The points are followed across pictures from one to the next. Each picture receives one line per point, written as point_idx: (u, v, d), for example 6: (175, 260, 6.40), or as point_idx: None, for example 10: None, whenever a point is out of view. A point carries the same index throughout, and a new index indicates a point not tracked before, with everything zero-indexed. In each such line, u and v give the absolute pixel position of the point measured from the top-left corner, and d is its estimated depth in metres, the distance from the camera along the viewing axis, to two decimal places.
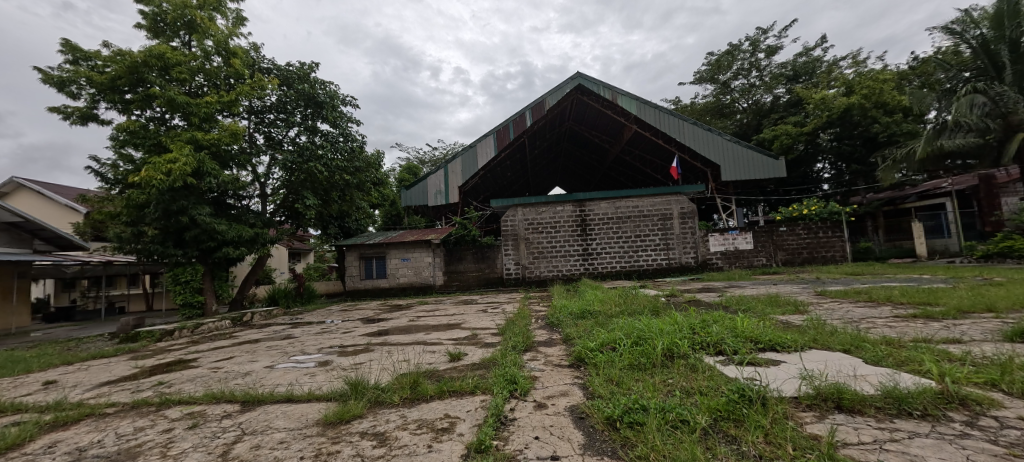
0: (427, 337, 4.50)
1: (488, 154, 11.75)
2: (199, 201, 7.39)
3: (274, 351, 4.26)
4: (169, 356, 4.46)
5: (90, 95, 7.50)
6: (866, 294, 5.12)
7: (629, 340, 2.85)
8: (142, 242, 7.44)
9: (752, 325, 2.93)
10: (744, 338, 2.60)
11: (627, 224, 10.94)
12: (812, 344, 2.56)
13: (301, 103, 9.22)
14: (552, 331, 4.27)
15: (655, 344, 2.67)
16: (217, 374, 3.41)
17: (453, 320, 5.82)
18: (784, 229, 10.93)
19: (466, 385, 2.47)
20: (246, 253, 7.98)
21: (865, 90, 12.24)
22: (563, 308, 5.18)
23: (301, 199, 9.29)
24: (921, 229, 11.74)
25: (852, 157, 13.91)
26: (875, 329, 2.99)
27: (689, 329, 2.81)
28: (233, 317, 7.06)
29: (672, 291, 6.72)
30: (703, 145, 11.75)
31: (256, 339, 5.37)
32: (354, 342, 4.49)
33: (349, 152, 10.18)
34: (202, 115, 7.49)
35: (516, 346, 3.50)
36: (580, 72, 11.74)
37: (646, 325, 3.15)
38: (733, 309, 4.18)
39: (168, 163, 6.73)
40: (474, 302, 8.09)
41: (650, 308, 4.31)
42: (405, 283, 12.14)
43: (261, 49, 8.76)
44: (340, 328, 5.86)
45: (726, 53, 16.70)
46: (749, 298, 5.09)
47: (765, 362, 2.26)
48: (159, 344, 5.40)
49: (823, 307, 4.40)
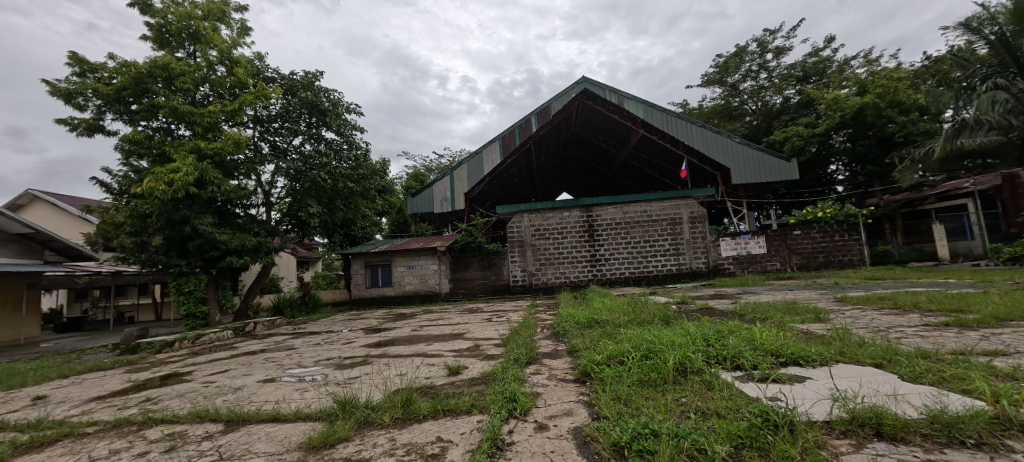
0: (428, 348, 4.34)
1: (493, 160, 11.62)
2: (202, 210, 7.35)
3: (269, 364, 4.12)
4: (166, 369, 4.36)
5: (96, 107, 7.52)
6: (890, 300, 4.86)
7: (639, 353, 2.65)
8: (147, 252, 7.41)
9: (771, 335, 2.72)
10: (763, 351, 2.40)
11: (635, 229, 10.71)
12: (838, 358, 2.35)
13: (304, 111, 9.18)
14: (558, 342, 4.09)
15: (666, 357, 2.47)
16: (208, 388, 3.28)
17: (456, 330, 5.65)
18: (798, 233, 10.62)
19: (462, 403, 2.30)
20: (249, 262, 7.90)
21: (879, 89, 11.91)
22: (570, 318, 4.99)
23: (305, 208, 9.24)
24: (942, 231, 11.34)
25: (867, 158, 13.55)
26: (907, 341, 2.77)
27: (703, 341, 2.61)
28: (235, 328, 6.97)
29: (683, 298, 6.49)
30: (713, 148, 11.50)
31: (256, 350, 5.25)
32: (353, 353, 4.34)
33: (353, 160, 10.12)
34: (205, 124, 7.47)
35: (519, 359, 3.31)
36: (585, 77, 11.59)
37: (656, 336, 2.96)
38: (749, 317, 3.96)
39: (171, 173, 6.70)
40: (479, 310, 7.92)
41: (661, 317, 4.11)
42: (411, 291, 12.03)
43: (266, 59, 8.75)
44: (341, 339, 5.73)
45: (734, 55, 16.47)
46: (765, 306, 4.86)
47: (789, 379, 2.06)
48: (158, 356, 5.30)
49: (846, 315, 4.14)
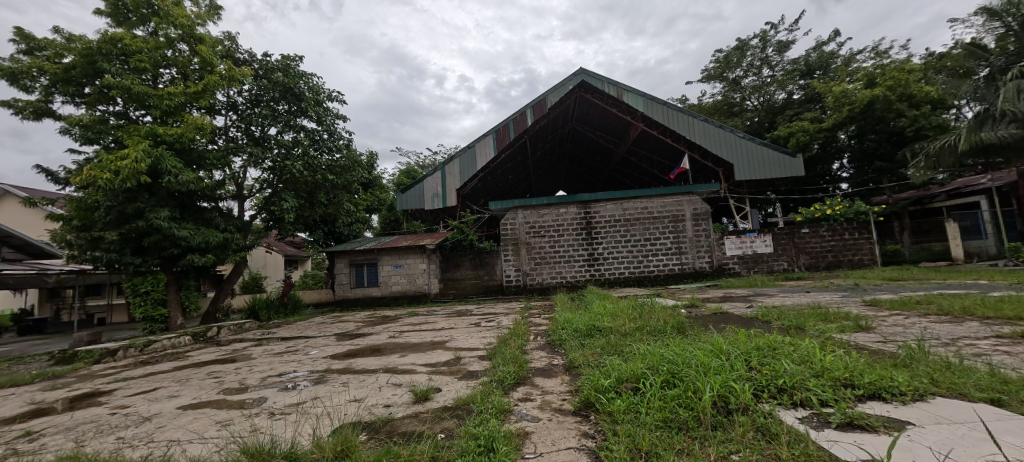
0: (400, 361, 3.66)
1: (487, 155, 10.98)
2: (160, 203, 6.66)
3: (209, 381, 3.46)
4: (86, 386, 3.69)
5: (44, 88, 6.79)
6: (931, 305, 4.24)
7: (659, 378, 2.01)
8: (98, 249, 6.68)
9: (831, 354, 2.09)
10: (829, 378, 1.77)
11: (635, 226, 10.11)
12: (933, 388, 1.73)
13: (276, 96, 8.42)
14: (553, 354, 3.47)
15: (699, 388, 1.84)
16: (113, 418, 2.63)
17: (439, 337, 5.01)
18: (807, 231, 10.03)
19: (418, 454, 1.65)
20: (214, 261, 7.20)
21: (889, 81, 11.31)
22: (567, 324, 4.34)
23: (280, 202, 8.53)
24: (955, 230, 10.80)
25: (876, 154, 12.98)
26: (1004, 363, 2.12)
27: (744, 362, 1.97)
28: (194, 332, 6.27)
29: (692, 301, 5.87)
30: (715, 142, 10.93)
31: (208, 361, 4.58)
32: (313, 367, 3.70)
33: (333, 151, 9.38)
34: (164, 107, 6.75)
35: (504, 381, 2.66)
36: (583, 67, 10.96)
37: (678, 352, 2.30)
38: (781, 326, 3.32)
39: (119, 160, 6.03)
40: (469, 314, 7.26)
41: (675, 326, 3.45)
42: (398, 291, 11.34)
43: (237, 39, 8.05)
44: (309, 347, 5.04)
45: (736, 49, 15.89)
46: (790, 310, 4.24)
47: (885, 426, 1.44)
48: (93, 368, 4.62)
49: (891, 324, 3.50)
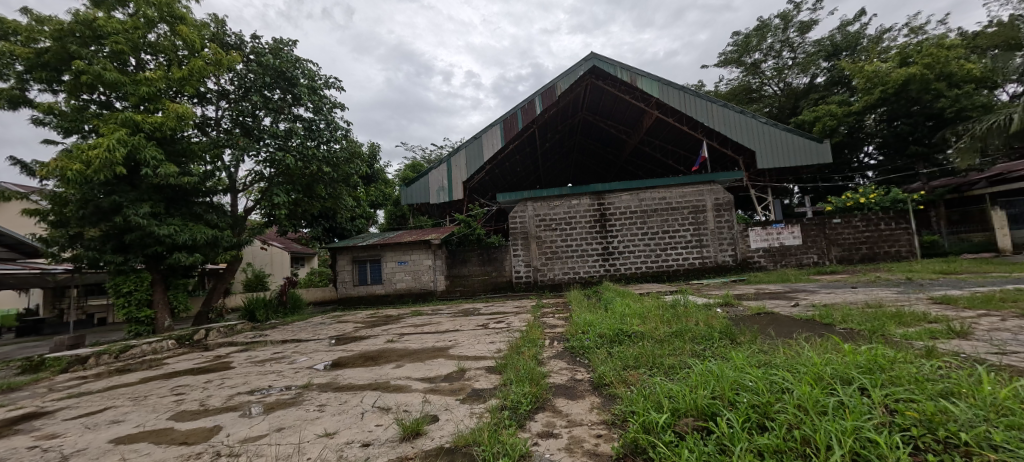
0: (394, 374, 3.10)
1: (494, 145, 10.36)
2: (140, 198, 6.18)
3: (168, 400, 2.93)
4: (30, 405, 3.17)
5: (17, 74, 6.29)
6: (1022, 304, 3.54)
7: (741, 418, 1.44)
8: (78, 246, 6.22)
9: (982, 377, 1.48)
10: (1014, 427, 1.18)
11: (652, 218, 9.44)
12: None
13: (266, 83, 7.90)
14: (574, 365, 2.88)
15: (810, 438, 1.28)
16: (26, 456, 2.09)
17: (443, 341, 4.45)
18: (838, 221, 9.29)
19: None
20: (202, 259, 6.73)
21: (926, 59, 10.47)
22: (588, 328, 3.73)
23: (273, 196, 7.98)
24: (1000, 219, 10.00)
25: (909, 138, 12.11)
26: None
27: (866, 396, 1.39)
28: (178, 336, 5.76)
29: (726, 298, 5.23)
30: (737, 129, 10.19)
31: (182, 371, 4.06)
32: (293, 382, 3.14)
33: (331, 142, 8.80)
34: (142, 94, 6.26)
35: (518, 408, 2.07)
36: (593, 52, 10.25)
37: (755, 374, 1.70)
38: (856, 334, 2.69)
39: (91, 148, 5.58)
40: (476, 313, 6.68)
41: (723, 332, 2.83)
42: (402, 289, 10.82)
43: (223, 22, 7.54)
44: (297, 354, 4.50)
45: (755, 31, 14.97)
46: (854, 310, 3.58)
47: None
48: (55, 380, 4.13)
49: (991, 328, 2.84)
